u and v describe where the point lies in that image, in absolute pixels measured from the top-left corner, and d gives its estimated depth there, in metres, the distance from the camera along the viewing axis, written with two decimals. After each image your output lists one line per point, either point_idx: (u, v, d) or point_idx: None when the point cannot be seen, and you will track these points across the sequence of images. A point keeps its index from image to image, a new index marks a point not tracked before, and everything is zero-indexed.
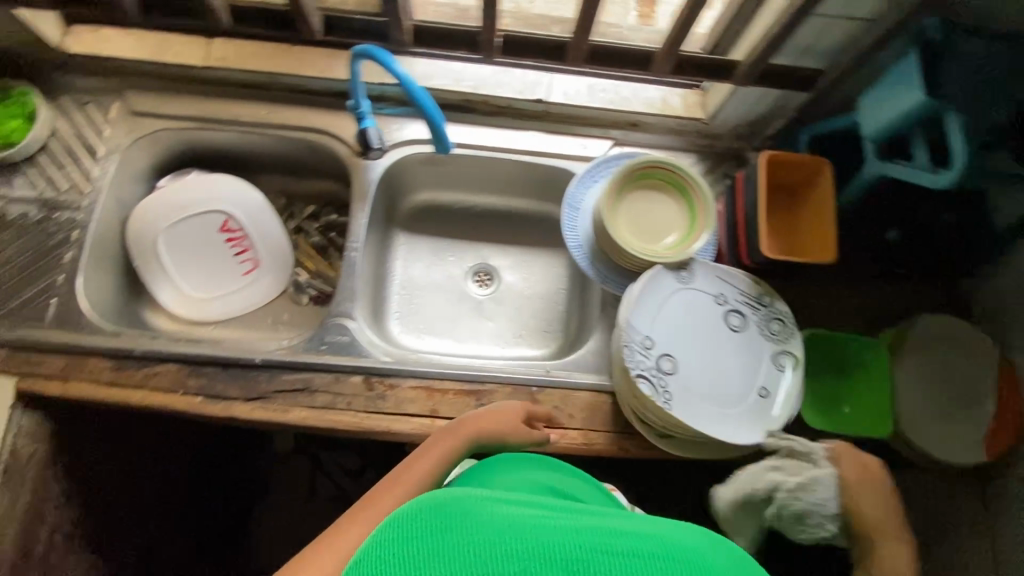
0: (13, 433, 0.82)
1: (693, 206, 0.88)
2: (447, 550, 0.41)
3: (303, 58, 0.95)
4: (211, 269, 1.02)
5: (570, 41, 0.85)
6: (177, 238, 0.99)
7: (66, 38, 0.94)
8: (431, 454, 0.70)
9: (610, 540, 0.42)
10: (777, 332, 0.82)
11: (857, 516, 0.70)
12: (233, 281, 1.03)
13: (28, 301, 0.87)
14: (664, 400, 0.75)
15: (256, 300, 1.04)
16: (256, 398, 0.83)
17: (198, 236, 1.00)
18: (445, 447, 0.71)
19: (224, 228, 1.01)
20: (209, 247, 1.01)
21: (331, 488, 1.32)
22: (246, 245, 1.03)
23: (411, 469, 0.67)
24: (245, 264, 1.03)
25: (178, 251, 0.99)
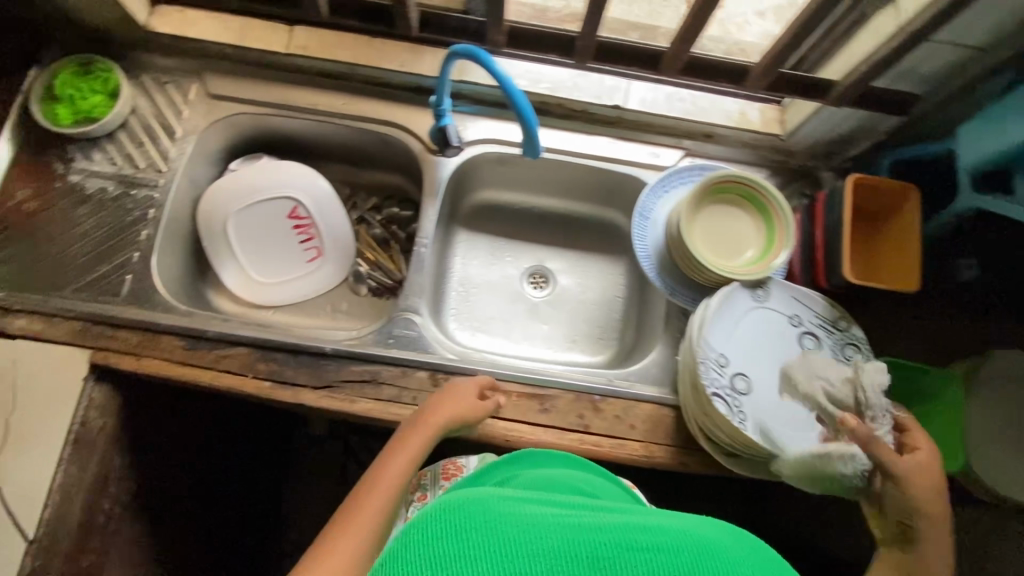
0: (85, 404, 0.83)
1: (772, 223, 0.86)
2: (470, 547, 0.41)
3: (384, 51, 0.96)
4: (276, 254, 1.02)
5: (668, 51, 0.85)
6: (246, 222, 1.00)
7: (152, 18, 0.95)
8: (409, 449, 0.71)
9: (634, 536, 0.42)
10: (852, 358, 0.81)
11: (903, 491, 0.66)
12: (296, 268, 1.04)
13: (104, 275, 0.89)
14: (739, 420, 0.75)
15: (316, 287, 1.05)
16: (324, 387, 0.84)
17: (266, 221, 1.01)
18: (420, 442, 0.73)
19: (292, 214, 1.01)
20: (276, 232, 1.02)
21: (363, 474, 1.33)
22: (312, 232, 1.03)
23: (388, 468, 0.69)
24: (310, 251, 1.04)
25: (245, 235, 1.00)
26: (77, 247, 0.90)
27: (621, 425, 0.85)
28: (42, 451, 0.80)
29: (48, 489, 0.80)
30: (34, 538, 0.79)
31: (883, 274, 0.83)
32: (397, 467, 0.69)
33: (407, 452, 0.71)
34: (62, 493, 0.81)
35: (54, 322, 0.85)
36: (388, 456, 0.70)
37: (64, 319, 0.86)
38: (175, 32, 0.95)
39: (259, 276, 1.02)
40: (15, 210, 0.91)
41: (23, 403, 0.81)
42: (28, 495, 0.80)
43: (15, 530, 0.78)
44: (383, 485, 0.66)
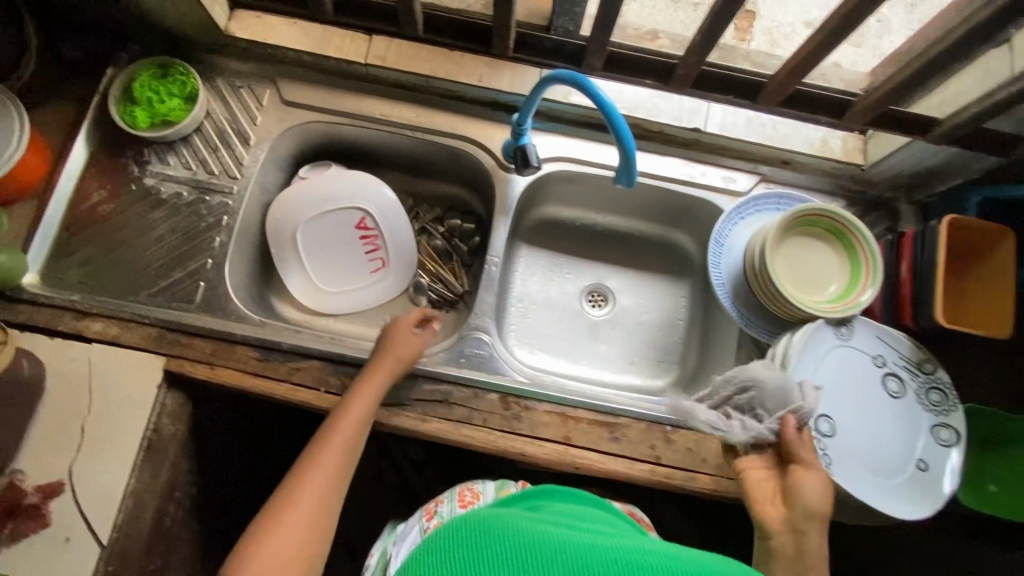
0: (158, 412, 0.83)
1: (857, 256, 0.83)
2: (491, 559, 0.48)
3: (463, 64, 0.95)
4: (341, 263, 1.02)
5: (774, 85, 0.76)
6: (314, 231, 0.99)
7: (231, 22, 0.94)
8: (349, 427, 0.75)
9: (644, 557, 0.47)
10: (937, 403, 0.79)
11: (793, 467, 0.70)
12: (359, 277, 1.03)
13: (177, 281, 0.89)
14: (825, 464, 0.74)
15: (378, 297, 1.04)
16: (395, 405, 0.84)
17: (333, 230, 1.00)
18: (360, 418, 0.76)
19: (359, 224, 1.01)
20: (342, 241, 1.01)
21: (396, 478, 1.28)
22: (377, 242, 1.02)
23: (327, 453, 0.71)
24: (374, 261, 1.03)
25: (312, 243, 1.00)
26: (152, 251, 0.90)
27: (692, 458, 0.84)
28: (115, 456, 0.80)
29: (122, 494, 0.79)
30: (106, 544, 0.77)
31: (989, 316, 0.79)
32: (336, 449, 0.72)
33: (349, 431, 0.74)
34: (136, 499, 0.81)
35: (129, 327, 0.85)
36: (325, 439, 0.73)
37: (139, 324, 0.86)
38: (253, 37, 0.94)
39: (323, 284, 1.02)
40: (91, 212, 0.91)
41: (98, 408, 0.81)
42: (101, 499, 0.79)
43: (90, 535, 0.77)
44: (320, 474, 0.69)
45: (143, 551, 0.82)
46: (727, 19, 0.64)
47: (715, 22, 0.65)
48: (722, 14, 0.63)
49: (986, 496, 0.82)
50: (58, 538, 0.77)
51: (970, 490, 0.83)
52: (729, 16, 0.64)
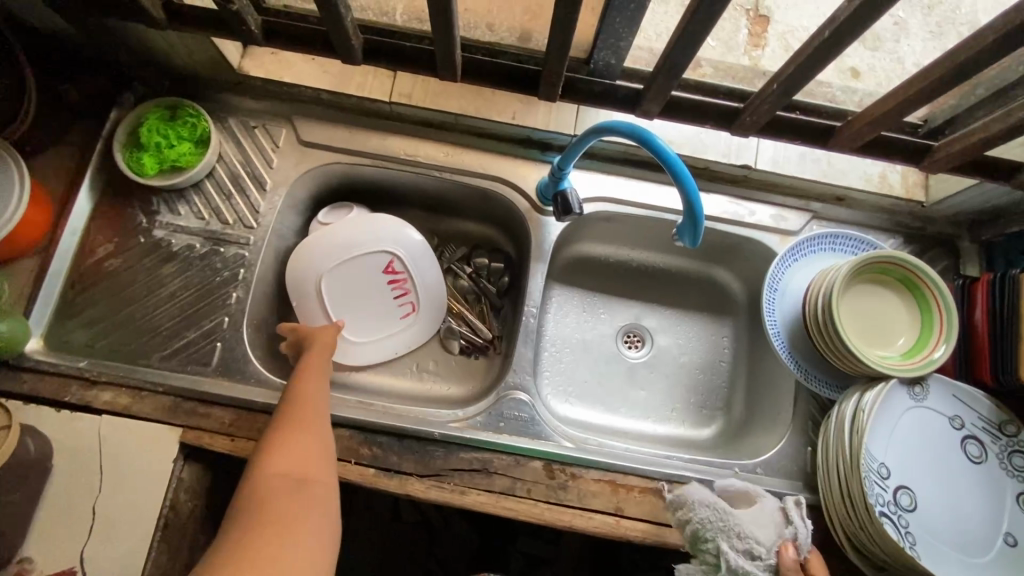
0: (174, 487, 0.76)
1: (929, 309, 0.77)
2: None
3: (493, 100, 0.89)
4: (368, 310, 0.95)
5: (851, 131, 0.67)
6: (338, 276, 0.92)
7: (245, 60, 0.87)
8: (317, 361, 0.80)
9: None
10: (1022, 468, 0.73)
11: None
12: (387, 323, 0.96)
13: (192, 342, 0.82)
14: (909, 544, 0.67)
15: (406, 344, 0.97)
16: (431, 475, 0.77)
17: (360, 274, 0.93)
18: (325, 356, 0.81)
19: (388, 268, 0.94)
20: (370, 285, 0.94)
21: (413, 518, 1.19)
22: (407, 286, 0.96)
23: (306, 380, 0.76)
24: (404, 306, 0.96)
25: (339, 290, 0.92)
26: (163, 310, 0.83)
27: None
28: (130, 540, 0.74)
29: None
30: None
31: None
32: (314, 376, 0.77)
33: (319, 364, 0.79)
34: None
35: (141, 395, 0.79)
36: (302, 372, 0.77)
37: (152, 392, 0.79)
38: (270, 75, 0.87)
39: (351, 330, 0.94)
40: (96, 267, 0.84)
41: (111, 487, 0.75)
42: None
43: None
44: (305, 398, 0.73)
45: None
46: (813, 69, 0.58)
47: (795, 72, 0.59)
48: (806, 63, 0.57)
49: None
50: None
51: None
52: (814, 67, 0.58)
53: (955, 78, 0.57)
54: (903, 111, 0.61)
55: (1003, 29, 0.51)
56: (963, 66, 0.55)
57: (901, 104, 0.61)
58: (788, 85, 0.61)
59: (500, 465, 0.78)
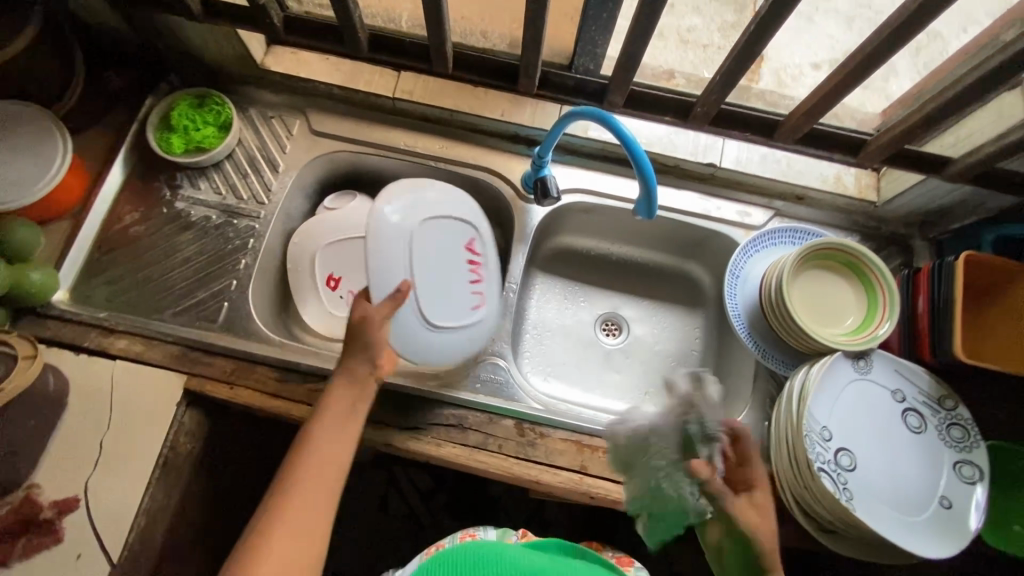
0: (175, 429, 0.84)
1: (874, 292, 0.84)
2: None
3: (485, 99, 0.99)
4: (446, 291, 0.86)
5: (790, 121, 0.75)
6: (425, 246, 0.84)
7: (268, 57, 0.98)
8: (338, 407, 0.70)
9: None
10: (960, 440, 0.77)
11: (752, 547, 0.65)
12: (459, 312, 0.88)
13: (201, 301, 0.91)
14: (846, 498, 0.72)
15: (470, 342, 0.89)
16: (410, 428, 0.84)
17: (440, 244, 0.87)
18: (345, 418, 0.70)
19: (469, 246, 0.90)
20: (451, 259, 0.88)
21: (399, 503, 1.23)
22: (482, 272, 0.91)
23: (319, 434, 0.67)
24: (477, 294, 0.90)
25: (422, 255, 0.83)
26: (178, 271, 0.92)
27: None
28: (130, 473, 0.80)
29: (134, 513, 0.79)
30: (117, 563, 0.77)
31: (1008, 357, 0.79)
32: (328, 429, 0.68)
33: (337, 412, 0.70)
34: (149, 516, 0.80)
35: (153, 345, 0.87)
36: (319, 421, 0.69)
37: (162, 342, 0.87)
38: (288, 71, 0.98)
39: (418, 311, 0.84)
40: (123, 232, 0.94)
41: (116, 424, 0.82)
42: (114, 516, 0.78)
43: (101, 555, 0.77)
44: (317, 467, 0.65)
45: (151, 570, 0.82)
46: (746, 60, 0.67)
47: (733, 63, 0.67)
48: (741, 53, 0.66)
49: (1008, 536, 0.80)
50: (70, 555, 0.77)
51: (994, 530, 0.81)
52: (748, 60, 0.67)
53: (868, 68, 0.65)
54: (830, 102, 0.70)
55: (899, 23, 0.59)
56: (871, 58, 0.63)
57: (827, 94, 0.69)
58: (728, 77, 0.70)
59: (472, 422, 0.85)
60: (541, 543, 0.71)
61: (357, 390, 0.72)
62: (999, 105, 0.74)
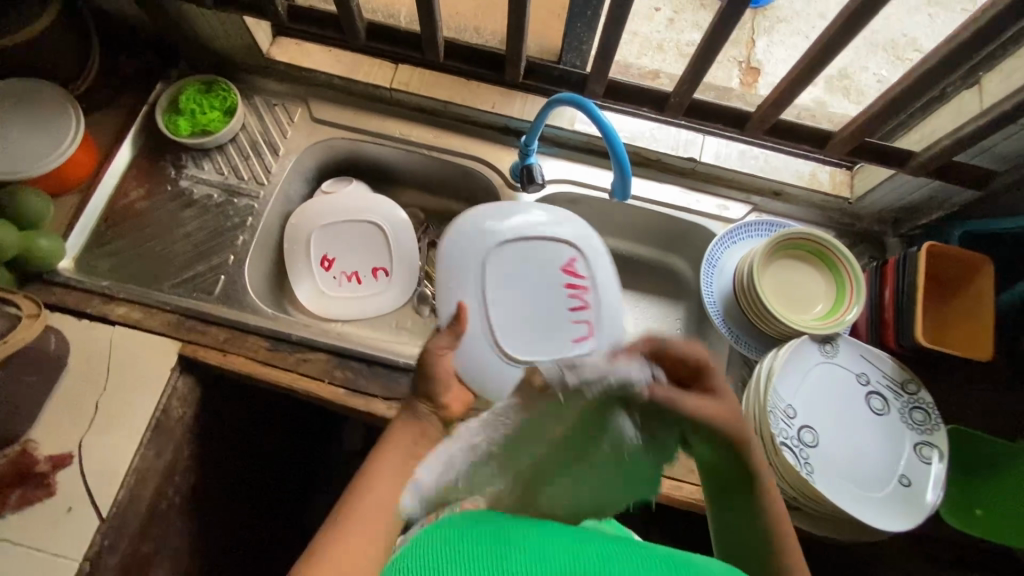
0: (168, 394, 0.87)
1: (842, 279, 0.87)
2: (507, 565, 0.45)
3: (477, 92, 1.03)
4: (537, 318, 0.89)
5: (758, 112, 0.80)
6: (508, 273, 0.90)
7: (273, 47, 1.03)
8: (400, 443, 0.67)
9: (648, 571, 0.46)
10: (921, 422, 0.80)
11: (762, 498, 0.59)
12: (556, 343, 0.88)
13: (200, 274, 0.95)
14: (807, 472, 0.75)
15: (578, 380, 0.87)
16: (394, 399, 0.88)
17: (526, 268, 0.90)
18: (404, 449, 0.66)
19: (567, 267, 0.90)
20: (545, 284, 0.90)
21: None
22: (584, 298, 0.89)
23: (377, 471, 0.64)
24: (579, 324, 0.88)
25: (498, 278, 0.89)
26: (179, 245, 0.97)
27: (680, 467, 0.87)
28: (124, 432, 0.84)
29: (126, 471, 0.83)
30: (106, 517, 0.80)
31: (967, 343, 0.83)
32: (388, 464, 0.64)
33: (399, 447, 0.66)
34: (138, 475, 0.84)
35: (151, 313, 0.91)
36: (378, 455, 0.66)
37: (160, 310, 0.91)
38: (291, 61, 1.03)
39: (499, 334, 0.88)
40: (129, 207, 0.99)
41: (112, 386, 0.86)
42: (105, 472, 0.82)
43: (91, 508, 0.80)
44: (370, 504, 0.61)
45: (138, 527, 0.85)
46: (714, 49, 0.71)
47: (703, 52, 0.72)
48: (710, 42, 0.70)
49: (976, 521, 0.83)
50: (61, 508, 0.80)
51: (959, 514, 0.84)
52: (716, 50, 0.71)
53: (827, 58, 0.69)
54: (794, 93, 0.74)
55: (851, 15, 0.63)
56: (827, 51, 0.68)
57: (792, 84, 0.73)
58: (698, 68, 0.74)
59: None
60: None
61: (420, 426, 0.69)
62: (960, 101, 0.78)
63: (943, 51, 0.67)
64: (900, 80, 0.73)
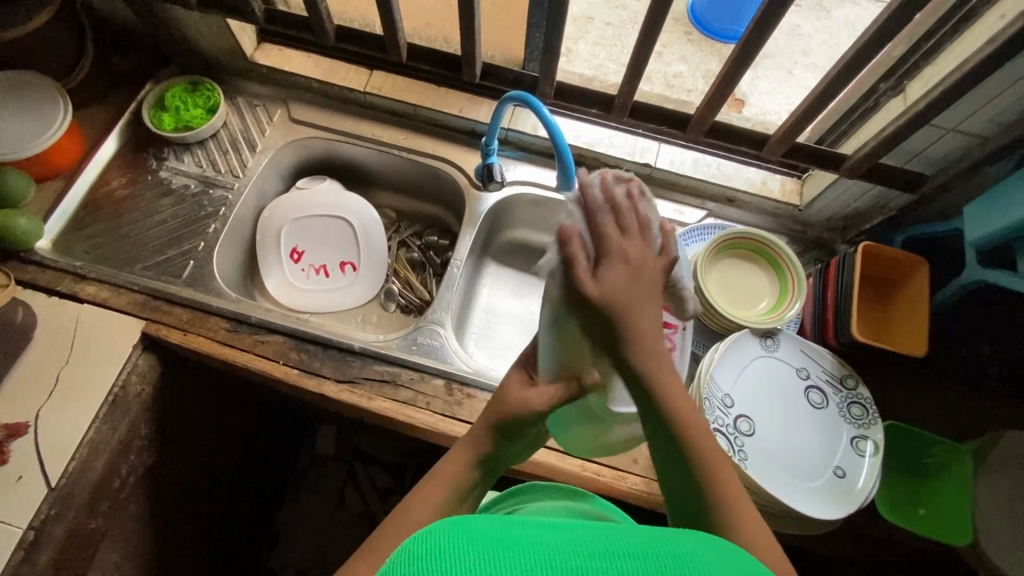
0: (128, 369, 0.90)
1: (784, 275, 0.90)
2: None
3: (446, 97, 1.09)
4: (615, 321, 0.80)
5: (696, 113, 0.87)
6: None
7: (257, 52, 1.10)
8: (449, 477, 0.55)
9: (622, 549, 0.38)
10: (858, 417, 0.82)
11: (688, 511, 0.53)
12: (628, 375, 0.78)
13: (170, 259, 1.00)
14: (740, 459, 0.77)
15: None
16: (346, 381, 0.90)
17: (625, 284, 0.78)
18: (460, 477, 0.55)
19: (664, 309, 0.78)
20: None
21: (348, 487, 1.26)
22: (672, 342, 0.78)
23: (423, 499, 0.53)
24: None
25: None
26: (154, 230, 1.02)
27: (623, 457, 0.87)
28: (81, 404, 0.86)
29: (78, 441, 0.84)
30: (54, 486, 0.82)
31: (905, 342, 0.84)
32: (435, 500, 0.53)
33: (449, 482, 0.55)
34: (90, 448, 0.86)
35: (119, 292, 0.95)
36: (420, 488, 0.54)
37: (128, 290, 0.95)
38: (273, 64, 1.10)
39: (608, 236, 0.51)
40: (109, 195, 1.04)
41: (74, 360, 0.89)
42: (57, 442, 0.84)
43: (40, 476, 0.82)
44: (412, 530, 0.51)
45: (86, 500, 0.86)
46: (651, 41, 0.78)
47: (642, 43, 0.79)
48: (647, 32, 0.77)
49: (919, 518, 0.81)
50: (11, 476, 0.82)
51: (905, 512, 0.82)
52: (648, 48, 0.79)
53: (751, 53, 0.75)
54: (724, 93, 0.81)
55: (765, 17, 0.70)
56: (746, 50, 0.75)
57: (725, 79, 0.80)
58: (636, 67, 0.82)
59: (407, 380, 0.91)
60: (526, 488, 0.75)
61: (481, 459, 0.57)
62: (889, 108, 0.82)
63: (851, 55, 0.73)
64: (820, 83, 0.79)
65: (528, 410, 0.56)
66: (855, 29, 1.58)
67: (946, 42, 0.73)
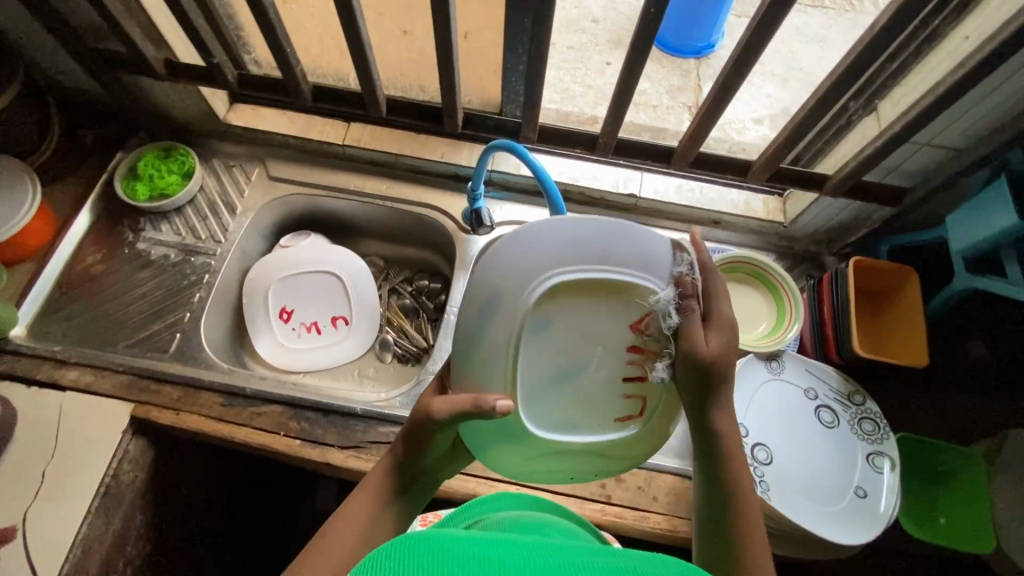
0: (119, 458, 0.85)
1: (780, 297, 0.91)
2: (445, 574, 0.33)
3: (425, 144, 1.09)
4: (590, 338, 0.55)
5: (678, 147, 0.89)
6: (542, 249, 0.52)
7: (230, 113, 1.09)
8: (372, 485, 0.58)
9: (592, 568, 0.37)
10: (871, 433, 0.82)
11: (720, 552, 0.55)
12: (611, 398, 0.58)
13: (154, 333, 0.96)
14: (763, 490, 0.76)
15: None
16: (352, 447, 0.87)
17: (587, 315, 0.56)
18: (378, 485, 0.58)
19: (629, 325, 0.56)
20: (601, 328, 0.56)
21: None
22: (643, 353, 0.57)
23: (348, 506, 0.56)
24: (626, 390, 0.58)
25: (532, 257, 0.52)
26: (134, 306, 0.98)
27: (642, 496, 0.85)
28: (73, 501, 0.81)
29: (70, 541, 0.79)
30: None
31: (906, 353, 0.86)
32: (357, 507, 0.56)
33: (370, 491, 0.57)
34: (84, 547, 0.80)
35: (103, 375, 0.90)
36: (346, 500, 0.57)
37: (112, 373, 0.91)
38: (247, 124, 1.09)
39: (602, 277, 0.52)
40: (84, 272, 1.00)
41: (60, 453, 0.84)
42: (48, 546, 0.79)
43: None
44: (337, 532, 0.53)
45: None
46: (633, 79, 0.79)
47: (624, 83, 0.80)
48: (628, 70, 0.78)
49: (940, 529, 0.82)
50: None
51: (925, 523, 0.82)
52: (629, 88, 0.80)
53: (730, 85, 0.76)
54: (706, 126, 0.83)
55: (741, 53, 0.71)
56: (725, 85, 0.76)
57: (708, 112, 0.81)
58: (618, 106, 0.83)
59: None
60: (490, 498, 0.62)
61: (399, 467, 0.59)
62: (862, 127, 0.85)
63: (828, 84, 0.75)
64: (797, 110, 0.81)
65: (428, 414, 0.56)
66: (807, 36, 1.63)
67: (912, 62, 0.76)
